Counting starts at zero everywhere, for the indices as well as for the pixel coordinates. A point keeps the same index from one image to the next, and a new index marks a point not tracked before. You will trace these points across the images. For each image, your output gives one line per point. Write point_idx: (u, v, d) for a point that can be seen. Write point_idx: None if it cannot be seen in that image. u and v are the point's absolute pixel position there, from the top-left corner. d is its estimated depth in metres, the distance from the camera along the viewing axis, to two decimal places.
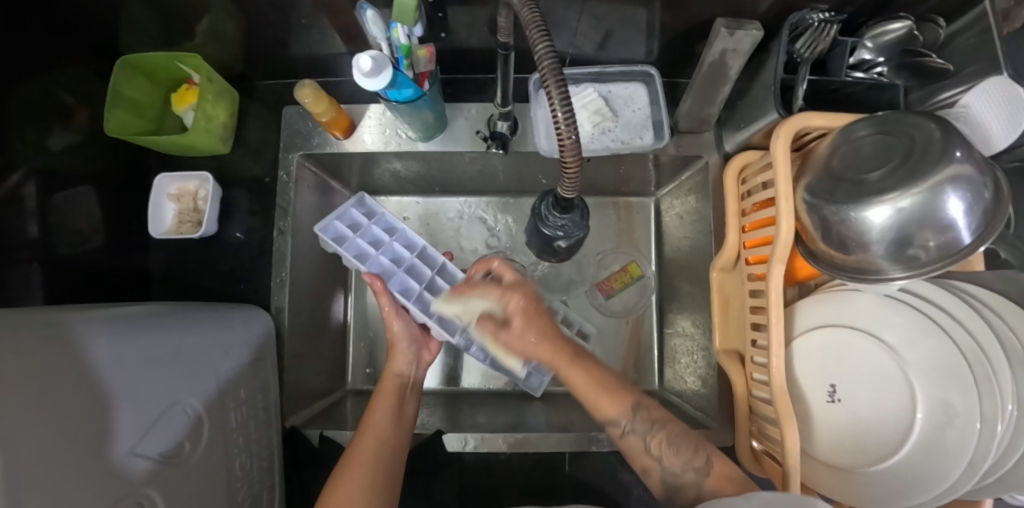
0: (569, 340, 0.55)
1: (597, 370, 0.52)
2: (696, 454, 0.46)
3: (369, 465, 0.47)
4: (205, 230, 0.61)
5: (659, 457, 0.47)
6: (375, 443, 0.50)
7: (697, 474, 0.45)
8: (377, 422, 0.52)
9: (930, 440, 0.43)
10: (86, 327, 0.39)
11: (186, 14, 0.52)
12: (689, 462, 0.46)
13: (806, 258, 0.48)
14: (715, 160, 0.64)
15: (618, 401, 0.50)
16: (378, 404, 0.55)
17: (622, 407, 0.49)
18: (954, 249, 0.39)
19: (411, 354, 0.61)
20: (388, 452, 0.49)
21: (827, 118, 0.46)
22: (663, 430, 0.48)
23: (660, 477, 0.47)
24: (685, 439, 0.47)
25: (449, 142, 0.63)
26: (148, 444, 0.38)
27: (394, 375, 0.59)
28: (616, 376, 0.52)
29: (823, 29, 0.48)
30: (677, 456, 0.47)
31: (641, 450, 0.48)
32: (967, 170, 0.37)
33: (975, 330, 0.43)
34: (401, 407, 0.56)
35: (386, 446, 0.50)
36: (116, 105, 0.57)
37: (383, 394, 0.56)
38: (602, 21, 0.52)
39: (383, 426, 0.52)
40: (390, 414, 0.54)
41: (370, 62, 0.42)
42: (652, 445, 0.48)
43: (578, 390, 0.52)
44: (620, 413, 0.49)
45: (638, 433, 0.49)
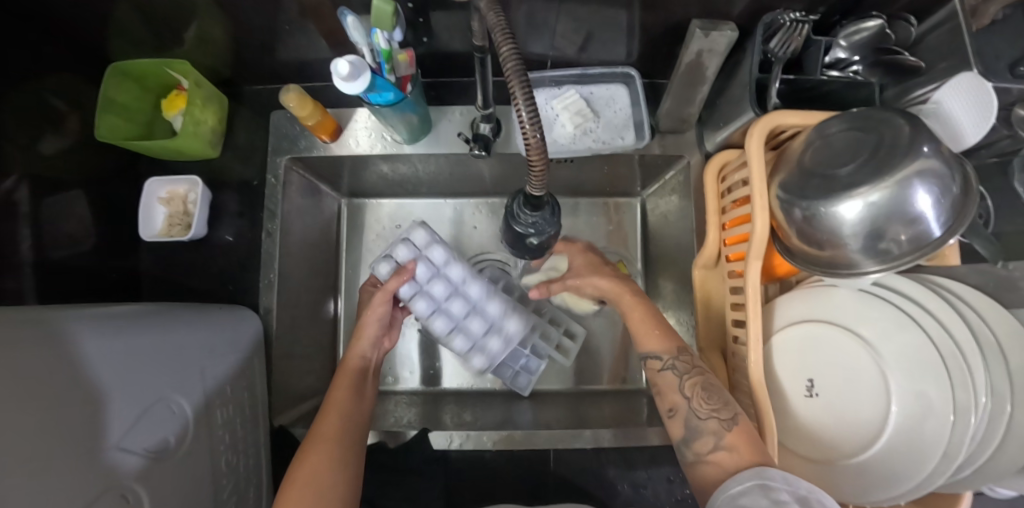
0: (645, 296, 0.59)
1: (652, 312, 0.57)
2: (726, 406, 0.46)
3: (334, 440, 0.48)
4: (195, 233, 0.62)
5: (688, 397, 0.48)
6: (337, 416, 0.50)
7: (718, 424, 0.45)
8: (340, 395, 0.52)
9: (906, 432, 0.44)
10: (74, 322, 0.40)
11: (173, 21, 0.53)
12: (715, 411, 0.46)
13: (782, 254, 0.48)
14: (697, 159, 0.64)
15: (667, 341, 0.53)
16: (344, 374, 0.55)
17: (667, 347, 0.52)
18: (924, 242, 0.39)
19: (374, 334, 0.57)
20: (351, 425, 0.50)
21: (800, 116, 0.47)
22: (700, 377, 0.49)
23: (685, 418, 0.48)
24: (719, 390, 0.48)
25: (435, 144, 0.64)
26: (133, 440, 0.39)
27: (358, 353, 0.57)
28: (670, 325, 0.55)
29: (796, 28, 0.48)
30: (706, 403, 0.47)
31: (674, 388, 0.50)
32: (935, 165, 0.38)
33: (949, 323, 0.44)
34: (363, 381, 0.56)
35: (347, 418, 0.51)
36: (107, 110, 0.58)
37: (344, 372, 0.55)
38: (581, 23, 0.52)
39: (343, 402, 0.52)
40: (352, 387, 0.54)
41: (348, 67, 0.43)
42: (685, 386, 0.49)
43: (633, 327, 0.56)
44: (665, 348, 0.52)
45: (677, 371, 0.51)
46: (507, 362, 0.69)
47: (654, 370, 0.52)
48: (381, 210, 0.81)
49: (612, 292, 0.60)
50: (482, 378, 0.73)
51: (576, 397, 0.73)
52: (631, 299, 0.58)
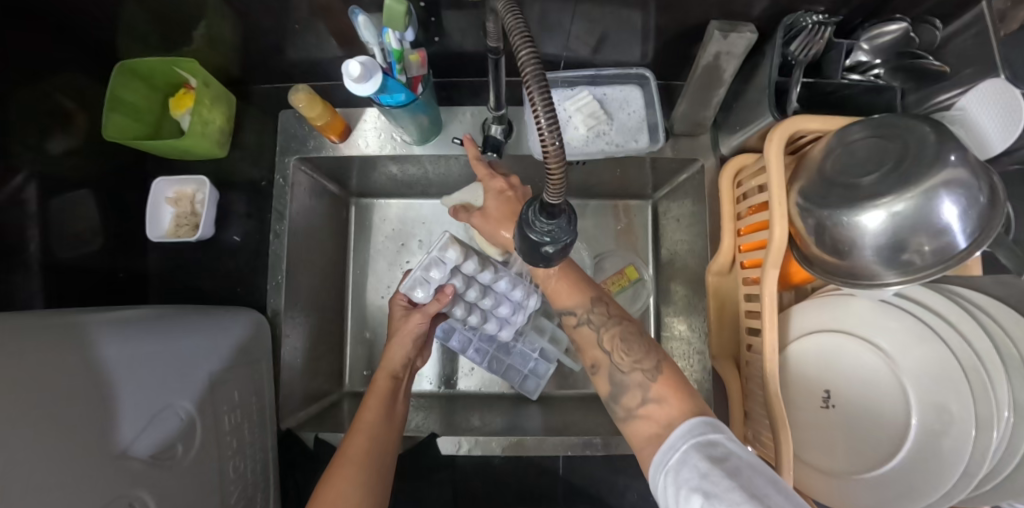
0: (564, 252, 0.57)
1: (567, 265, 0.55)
2: (647, 356, 0.47)
3: (361, 463, 0.47)
4: (202, 233, 0.61)
5: (609, 352, 0.49)
6: (365, 439, 0.50)
7: (642, 376, 0.45)
8: (368, 419, 0.52)
9: (927, 445, 0.43)
10: (73, 328, 0.39)
11: (182, 19, 0.52)
12: (638, 363, 0.46)
13: (800, 262, 0.47)
14: (711, 163, 0.63)
15: (578, 294, 0.52)
16: (378, 391, 0.56)
17: (580, 300, 0.52)
18: (950, 254, 0.38)
19: (406, 348, 0.59)
20: (379, 449, 0.50)
21: (821, 121, 0.46)
22: (617, 327, 0.50)
23: (608, 374, 0.48)
24: (639, 341, 0.48)
25: (446, 145, 0.63)
26: (139, 446, 0.39)
27: (387, 376, 0.58)
28: (580, 275, 0.54)
29: (818, 30, 0.46)
30: (627, 355, 0.47)
31: (593, 343, 0.50)
32: (962, 174, 0.36)
33: (973, 337, 0.43)
34: (393, 403, 0.56)
35: (372, 439, 0.50)
36: (115, 109, 0.57)
37: (376, 393, 0.56)
38: (596, 24, 0.51)
39: (373, 426, 0.52)
40: (383, 406, 0.54)
41: (360, 68, 0.43)
42: (604, 340, 0.49)
43: (547, 285, 0.55)
44: (577, 304, 0.52)
45: (593, 325, 0.51)
46: (515, 365, 0.70)
47: (570, 326, 0.53)
48: (390, 211, 0.80)
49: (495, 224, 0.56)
50: (491, 382, 0.73)
51: (584, 401, 0.72)
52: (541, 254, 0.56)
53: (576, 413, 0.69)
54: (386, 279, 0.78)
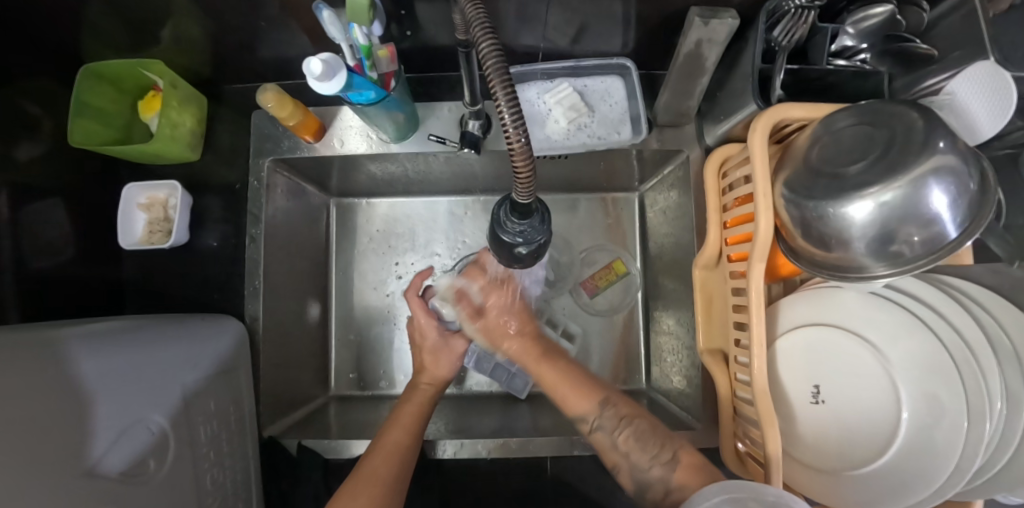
0: (564, 355, 0.60)
1: (566, 366, 0.58)
2: (663, 449, 0.49)
3: (382, 485, 0.48)
4: (176, 239, 0.60)
5: (627, 453, 0.51)
6: (388, 457, 0.50)
7: (663, 469, 0.48)
8: (395, 439, 0.52)
9: (916, 441, 0.42)
10: (22, 353, 0.37)
11: (145, 20, 0.50)
12: (656, 458, 0.49)
13: (786, 255, 0.46)
14: (697, 154, 0.62)
15: (588, 400, 0.55)
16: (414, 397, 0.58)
17: (591, 406, 0.54)
18: (939, 245, 0.37)
19: (453, 361, 0.62)
20: (400, 461, 0.50)
21: (805, 109, 0.44)
22: (630, 429, 0.52)
23: (629, 471, 0.50)
24: (652, 437, 0.51)
25: (424, 142, 0.61)
26: (107, 463, 0.37)
27: (424, 383, 0.60)
28: (588, 378, 0.57)
29: (801, 15, 0.44)
30: (645, 451, 0.50)
31: (609, 447, 0.52)
32: (951, 161, 0.35)
33: (964, 327, 0.42)
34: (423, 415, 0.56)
35: (394, 459, 0.50)
36: (81, 114, 0.56)
37: (409, 403, 0.57)
38: (573, 14, 0.49)
39: (394, 437, 0.52)
40: (418, 410, 0.56)
41: (322, 66, 0.41)
42: (619, 443, 0.52)
43: (558, 397, 0.56)
44: (587, 412, 0.54)
45: (606, 430, 0.53)
46: (503, 364, 0.71)
47: (585, 432, 0.54)
48: (372, 211, 0.79)
49: (520, 354, 0.60)
50: (478, 381, 0.73)
51: None
52: (540, 361, 0.59)
53: (565, 411, 0.68)
54: (370, 280, 0.77)
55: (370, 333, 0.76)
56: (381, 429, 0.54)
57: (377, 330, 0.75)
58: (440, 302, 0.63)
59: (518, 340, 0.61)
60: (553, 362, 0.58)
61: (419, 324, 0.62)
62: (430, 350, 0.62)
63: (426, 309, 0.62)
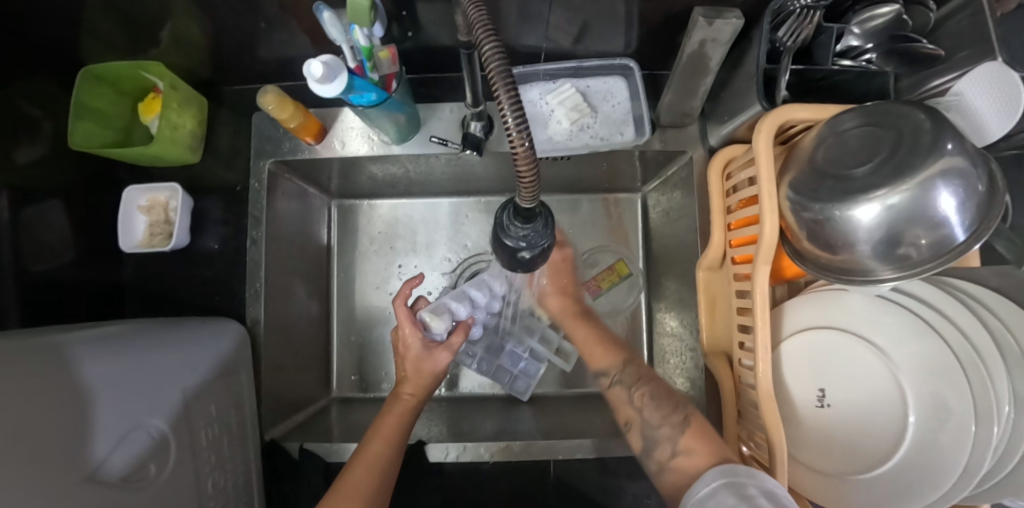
0: (594, 315, 0.66)
1: (598, 328, 0.63)
2: (674, 412, 0.50)
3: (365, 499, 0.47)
4: (176, 241, 0.59)
5: (640, 410, 0.52)
6: (368, 472, 0.49)
7: (672, 430, 0.48)
8: (376, 451, 0.51)
9: (923, 445, 0.42)
10: (16, 359, 0.36)
11: (145, 21, 0.50)
12: (666, 418, 0.49)
13: (791, 257, 0.45)
14: (700, 154, 0.61)
15: (611, 356, 0.59)
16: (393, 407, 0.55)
17: (612, 363, 0.58)
18: (947, 247, 0.36)
19: (436, 373, 0.57)
20: (381, 478, 0.49)
21: (811, 110, 0.44)
22: (646, 387, 0.53)
23: (641, 431, 0.51)
24: (667, 398, 0.51)
25: (426, 144, 0.61)
26: (108, 469, 0.37)
27: (406, 393, 0.56)
28: (614, 341, 0.62)
29: (806, 16, 0.44)
30: (658, 411, 0.50)
31: (626, 402, 0.53)
32: (959, 163, 0.34)
33: (971, 330, 0.42)
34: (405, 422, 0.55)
35: (376, 472, 0.49)
36: (81, 116, 0.55)
37: (388, 414, 0.54)
38: (576, 14, 0.49)
39: (381, 454, 0.51)
40: (400, 420, 0.54)
41: (322, 68, 0.41)
42: (635, 398, 0.53)
43: (580, 342, 0.63)
44: (610, 366, 0.58)
45: (624, 385, 0.55)
46: (505, 365, 0.71)
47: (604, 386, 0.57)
48: (373, 212, 0.78)
49: (558, 311, 0.67)
50: (482, 383, 0.72)
51: (576, 401, 0.71)
52: (575, 318, 0.65)
53: (568, 414, 0.67)
54: (372, 281, 0.76)
55: (371, 334, 0.75)
56: (364, 440, 0.52)
57: (379, 332, 0.75)
58: (430, 314, 0.60)
59: (557, 303, 0.68)
60: (586, 324, 0.64)
61: (403, 334, 0.58)
62: (414, 360, 0.57)
63: (413, 318, 0.58)
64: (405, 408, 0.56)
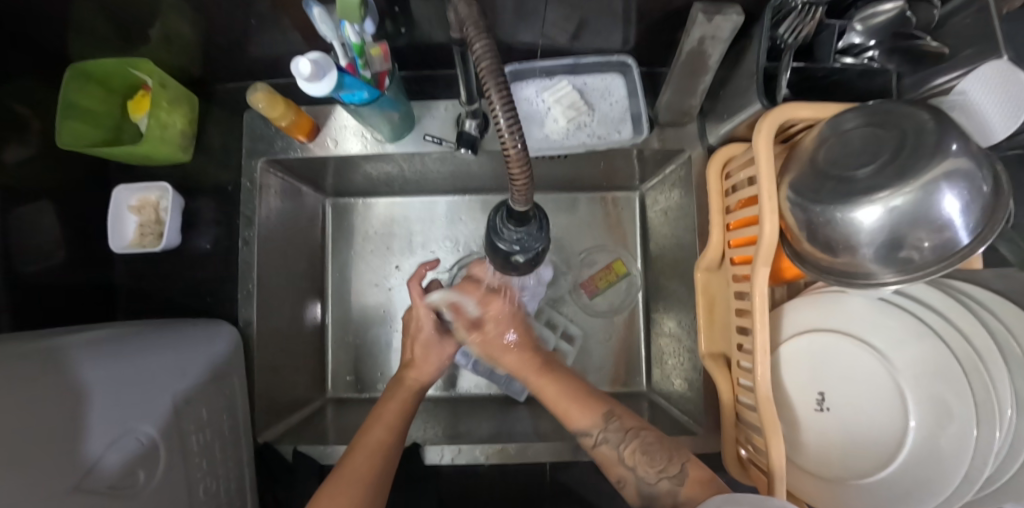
0: (558, 366, 0.59)
1: (565, 382, 0.56)
2: (670, 462, 0.48)
3: (367, 480, 0.47)
4: (167, 242, 0.58)
5: (632, 467, 0.49)
6: (374, 454, 0.50)
7: (670, 482, 0.47)
8: (379, 437, 0.51)
9: (925, 450, 0.41)
10: (1, 365, 0.35)
11: (132, 18, 0.49)
12: (664, 471, 0.47)
13: (791, 259, 0.45)
14: (699, 153, 0.60)
15: (590, 414, 0.53)
16: (397, 395, 0.57)
17: (593, 420, 0.52)
18: (951, 250, 0.35)
19: (441, 361, 0.61)
20: (382, 459, 0.50)
21: (813, 109, 0.43)
22: (637, 441, 0.50)
23: (636, 487, 0.49)
24: (660, 449, 0.49)
25: (420, 142, 0.60)
26: (96, 478, 0.36)
27: (411, 379, 0.59)
28: (588, 391, 0.56)
29: (807, 12, 0.43)
30: (651, 465, 0.48)
31: (615, 461, 0.50)
32: (964, 164, 0.33)
33: (972, 333, 0.41)
34: (404, 418, 0.55)
35: (376, 458, 0.49)
36: (69, 115, 0.54)
37: (393, 399, 0.56)
38: (573, 10, 0.48)
39: (376, 436, 0.51)
40: (403, 408, 0.56)
41: (311, 66, 0.40)
42: (625, 457, 0.50)
43: (552, 404, 0.55)
44: (592, 424, 0.52)
45: (611, 443, 0.51)
46: (502, 366, 0.71)
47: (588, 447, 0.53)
48: (368, 212, 0.77)
49: (520, 367, 0.59)
50: (478, 383, 0.72)
51: None
52: (541, 375, 0.57)
53: None
54: (368, 280, 0.76)
55: (367, 335, 0.75)
56: (364, 427, 0.53)
57: (374, 332, 0.75)
58: (443, 298, 0.60)
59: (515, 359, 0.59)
60: (558, 386, 0.56)
61: (418, 312, 0.60)
62: (422, 344, 0.61)
63: (426, 301, 0.60)
64: (408, 397, 0.57)
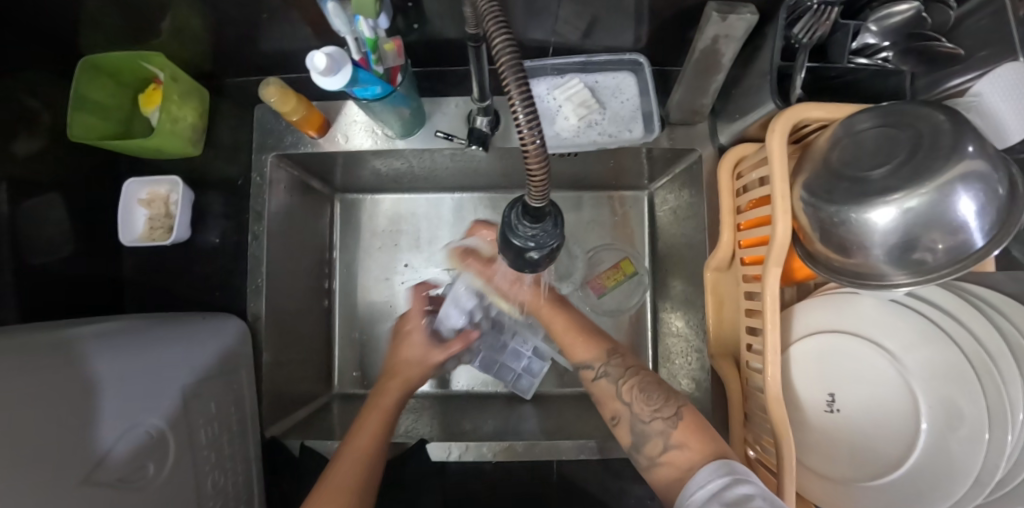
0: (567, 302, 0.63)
1: (574, 316, 0.61)
2: (666, 404, 0.49)
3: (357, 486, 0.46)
4: (176, 236, 0.59)
5: (629, 403, 0.51)
6: (338, 497, 0.45)
7: (663, 423, 0.48)
8: (364, 444, 0.51)
9: (936, 452, 0.41)
10: (12, 356, 0.35)
11: (143, 12, 0.49)
12: (657, 412, 0.49)
13: (802, 259, 0.44)
14: (709, 153, 0.60)
15: (594, 349, 0.57)
16: (377, 406, 0.56)
17: (596, 354, 0.56)
18: (965, 253, 0.35)
19: (423, 370, 0.62)
20: (372, 469, 0.49)
21: (827, 109, 0.43)
22: (635, 378, 0.53)
23: (630, 425, 0.50)
24: (657, 390, 0.51)
25: (431, 139, 0.60)
26: (104, 471, 0.36)
27: (393, 386, 0.59)
28: (595, 332, 0.59)
29: (823, 12, 0.43)
30: (647, 404, 0.50)
31: (613, 396, 0.53)
32: (980, 166, 0.33)
33: (984, 336, 0.41)
34: (388, 427, 0.54)
35: (365, 465, 0.49)
36: (80, 108, 0.55)
37: (378, 409, 0.56)
38: (585, 8, 0.48)
39: (371, 447, 0.51)
40: (383, 420, 0.55)
41: (326, 60, 0.40)
42: (623, 392, 0.52)
43: (561, 336, 0.59)
44: (594, 357, 0.56)
45: (610, 377, 0.54)
46: (508, 364, 0.71)
47: (588, 379, 0.56)
48: (375, 208, 0.78)
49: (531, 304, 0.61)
50: (484, 381, 0.72)
51: (580, 401, 0.71)
52: (550, 310, 0.61)
53: (570, 413, 0.67)
54: (374, 276, 0.76)
55: (373, 331, 0.75)
56: (348, 436, 0.52)
57: (380, 328, 0.75)
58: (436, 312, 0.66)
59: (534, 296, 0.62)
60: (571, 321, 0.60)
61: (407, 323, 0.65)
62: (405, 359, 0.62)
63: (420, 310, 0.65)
64: (389, 402, 0.57)
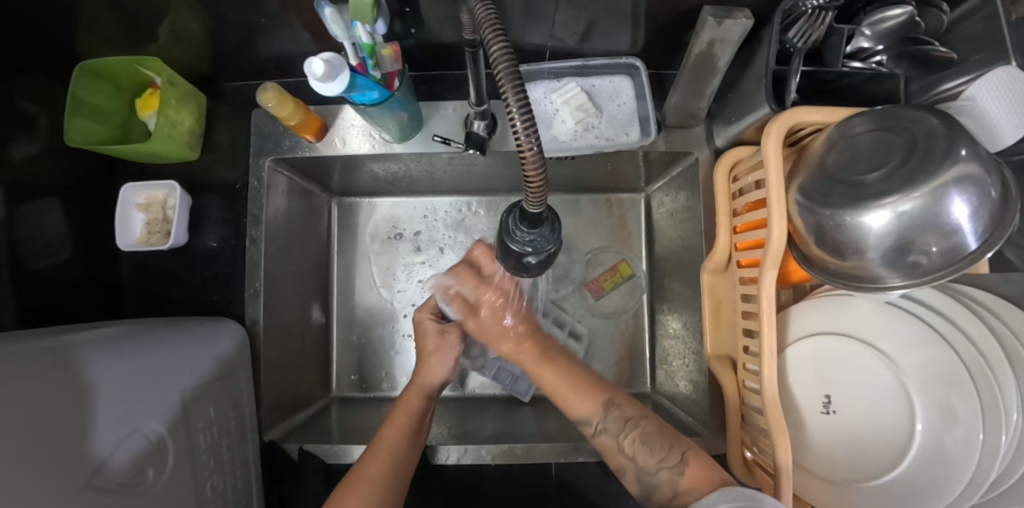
0: (554, 351, 0.58)
1: (562, 367, 0.56)
2: (670, 452, 0.48)
3: (378, 484, 0.48)
4: (174, 240, 0.58)
5: (632, 456, 0.50)
6: (363, 491, 0.47)
7: (671, 472, 0.47)
8: (392, 438, 0.52)
9: (930, 452, 0.41)
10: (8, 362, 0.35)
11: (141, 17, 0.49)
12: (664, 461, 0.48)
13: (799, 262, 0.45)
14: (706, 156, 0.60)
15: (593, 403, 0.53)
16: (408, 401, 0.57)
17: (594, 409, 0.52)
18: (959, 255, 0.35)
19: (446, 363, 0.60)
20: (398, 472, 0.50)
21: (822, 112, 0.43)
22: (637, 431, 0.50)
23: (636, 475, 0.49)
24: (660, 438, 0.49)
25: (428, 142, 0.60)
26: (104, 476, 0.36)
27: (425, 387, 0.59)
28: (587, 378, 0.56)
29: (818, 16, 0.43)
30: (651, 455, 0.48)
31: (615, 451, 0.51)
32: (974, 170, 0.34)
33: (979, 338, 0.41)
34: (418, 427, 0.55)
35: (391, 461, 0.50)
36: (77, 113, 0.54)
37: (406, 405, 0.56)
38: (582, 12, 0.48)
39: (397, 445, 0.52)
40: (414, 418, 0.55)
41: (325, 66, 0.40)
42: (625, 446, 0.50)
43: (552, 390, 0.55)
44: (592, 413, 0.52)
45: (611, 432, 0.51)
46: (507, 366, 0.71)
47: (589, 435, 0.53)
48: (373, 211, 0.78)
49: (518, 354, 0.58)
50: (483, 383, 0.72)
51: None
52: (539, 362, 0.57)
53: None
54: (372, 280, 0.76)
55: (371, 334, 0.75)
56: (380, 428, 0.54)
57: (378, 331, 0.75)
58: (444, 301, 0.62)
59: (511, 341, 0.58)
60: (557, 369, 0.56)
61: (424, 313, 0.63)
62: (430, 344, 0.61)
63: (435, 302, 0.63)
64: (418, 405, 0.57)
